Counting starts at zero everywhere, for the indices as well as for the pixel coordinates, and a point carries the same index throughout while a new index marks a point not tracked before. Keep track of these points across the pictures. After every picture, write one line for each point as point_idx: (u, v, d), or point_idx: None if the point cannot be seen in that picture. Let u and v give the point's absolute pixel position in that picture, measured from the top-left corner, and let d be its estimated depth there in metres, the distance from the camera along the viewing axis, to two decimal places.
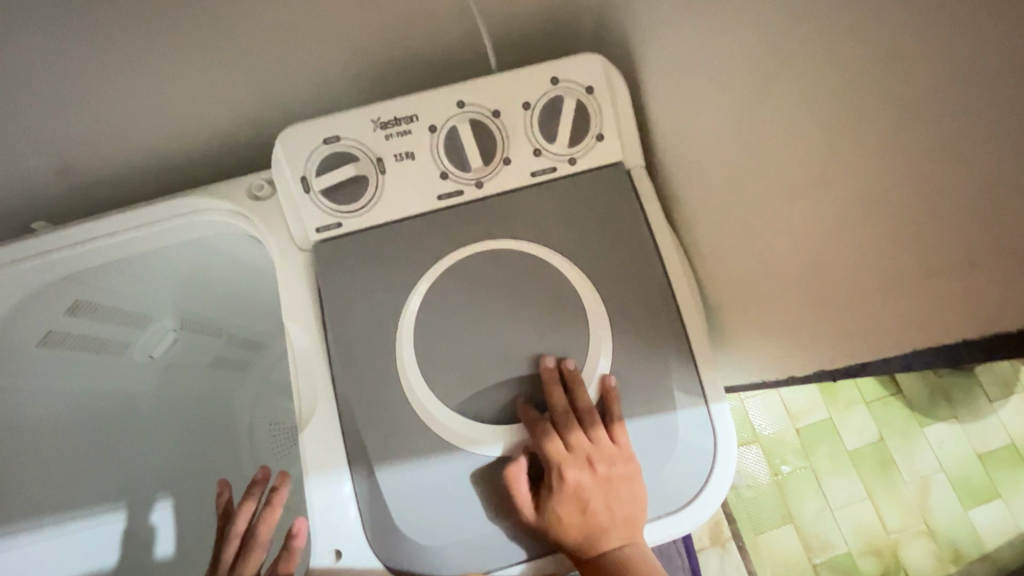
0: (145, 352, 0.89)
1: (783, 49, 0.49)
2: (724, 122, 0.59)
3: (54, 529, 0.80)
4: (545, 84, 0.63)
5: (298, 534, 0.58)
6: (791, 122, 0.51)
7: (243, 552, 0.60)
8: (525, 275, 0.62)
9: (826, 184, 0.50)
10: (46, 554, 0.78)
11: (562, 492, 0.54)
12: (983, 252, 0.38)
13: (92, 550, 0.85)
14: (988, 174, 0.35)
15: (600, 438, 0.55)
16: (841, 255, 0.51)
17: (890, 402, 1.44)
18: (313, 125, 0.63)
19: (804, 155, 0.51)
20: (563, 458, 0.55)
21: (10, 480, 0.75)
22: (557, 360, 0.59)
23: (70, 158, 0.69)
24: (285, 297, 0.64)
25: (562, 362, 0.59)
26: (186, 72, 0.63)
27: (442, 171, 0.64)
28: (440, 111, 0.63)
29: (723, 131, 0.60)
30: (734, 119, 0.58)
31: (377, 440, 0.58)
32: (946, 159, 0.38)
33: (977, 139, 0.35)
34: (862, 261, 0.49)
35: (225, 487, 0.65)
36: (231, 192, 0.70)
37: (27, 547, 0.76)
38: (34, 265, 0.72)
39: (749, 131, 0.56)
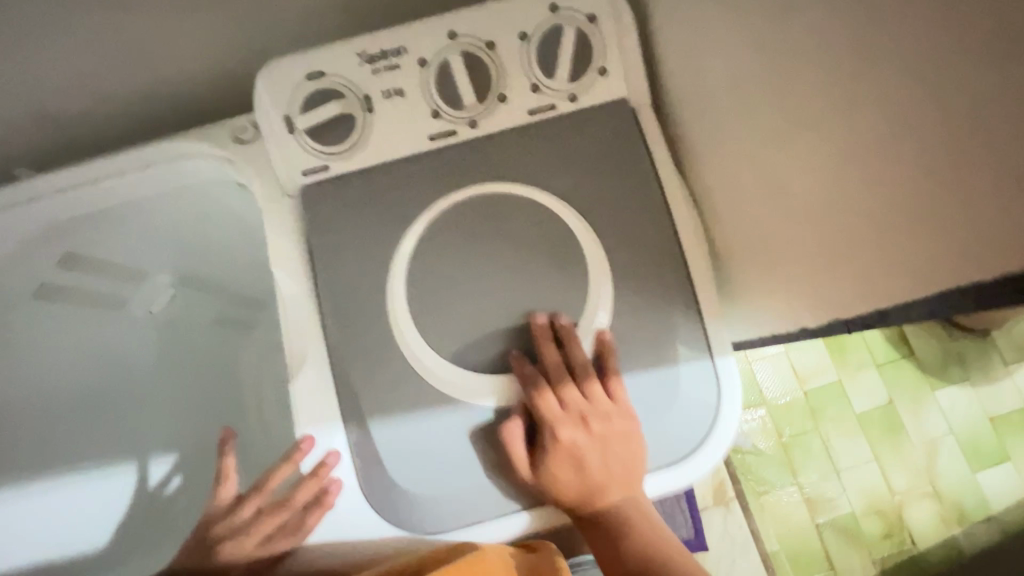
0: (144, 306, 0.90)
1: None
2: (737, 51, 0.54)
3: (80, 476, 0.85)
4: (544, 13, 0.58)
5: (331, 489, 0.55)
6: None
7: (264, 509, 0.56)
8: (521, 221, 0.59)
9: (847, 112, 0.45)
10: (71, 500, 0.84)
11: (557, 451, 0.53)
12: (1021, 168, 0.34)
13: (104, 505, 0.86)
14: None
15: (596, 395, 0.53)
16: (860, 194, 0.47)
17: (902, 365, 1.40)
18: (297, 61, 0.59)
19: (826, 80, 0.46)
20: (555, 416, 0.53)
21: None
22: (549, 316, 0.57)
23: (46, 101, 0.66)
24: (272, 245, 0.61)
25: (554, 318, 0.56)
26: (158, 3, 0.59)
27: (434, 110, 0.60)
28: (431, 43, 0.58)
29: (735, 62, 0.55)
30: (748, 47, 0.53)
31: (369, 391, 0.56)
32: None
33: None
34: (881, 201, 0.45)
35: (230, 438, 0.62)
36: (215, 136, 0.67)
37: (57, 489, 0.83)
38: (22, 212, 0.70)
39: (765, 59, 0.52)
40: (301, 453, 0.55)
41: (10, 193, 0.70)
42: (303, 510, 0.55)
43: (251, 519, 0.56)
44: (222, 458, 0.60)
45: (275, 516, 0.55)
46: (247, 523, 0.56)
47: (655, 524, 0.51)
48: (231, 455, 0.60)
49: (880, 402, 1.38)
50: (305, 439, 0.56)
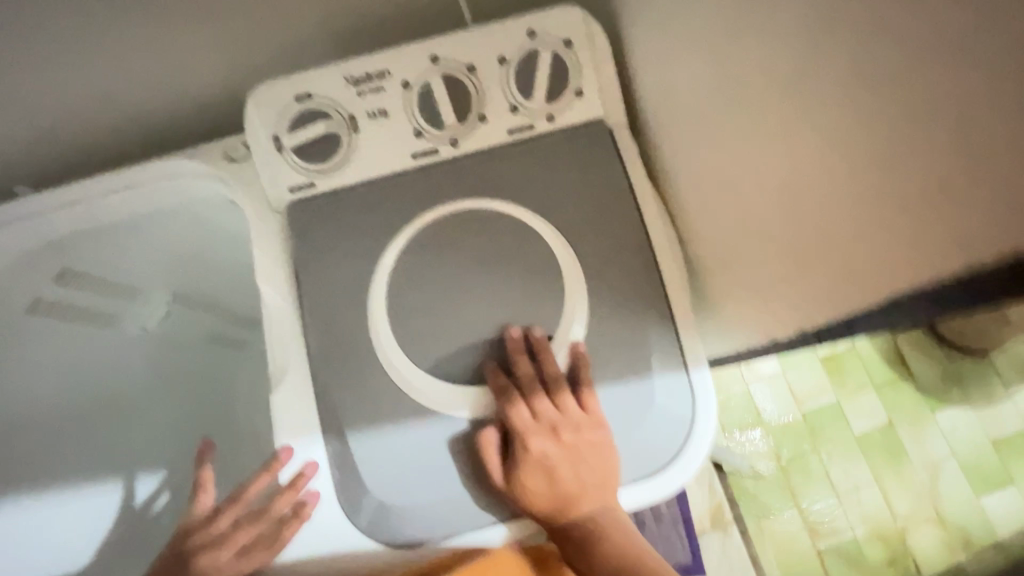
0: (137, 323, 0.89)
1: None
2: (699, 73, 0.56)
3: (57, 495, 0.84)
4: (521, 38, 0.61)
5: (308, 502, 0.55)
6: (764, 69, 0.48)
7: (240, 521, 0.57)
8: (500, 236, 0.60)
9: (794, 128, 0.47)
10: (48, 519, 0.82)
11: (528, 461, 0.53)
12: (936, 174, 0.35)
13: (85, 520, 0.85)
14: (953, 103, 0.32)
15: (567, 405, 0.54)
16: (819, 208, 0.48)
17: (900, 386, 1.39)
18: (285, 84, 0.62)
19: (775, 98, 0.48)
20: (527, 427, 0.53)
21: None
22: (523, 330, 0.57)
23: (48, 123, 0.69)
24: (259, 260, 0.63)
25: (528, 332, 0.57)
26: (156, 31, 0.62)
27: (416, 129, 0.62)
28: (413, 67, 0.61)
29: (699, 83, 0.57)
30: (707, 68, 0.55)
31: (349, 402, 0.57)
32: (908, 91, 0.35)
33: (941, 63, 0.32)
34: (834, 214, 0.46)
35: (208, 449, 0.62)
36: (208, 156, 0.70)
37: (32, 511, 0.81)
38: (20, 228, 0.73)
39: (722, 80, 0.54)
40: (280, 464, 0.56)
41: (10, 209, 0.73)
42: (280, 522, 0.55)
43: (228, 531, 0.56)
44: (199, 469, 0.60)
45: (252, 527, 0.56)
46: (223, 535, 0.56)
47: (630, 535, 0.51)
48: (209, 466, 0.61)
49: (879, 424, 1.37)
50: (284, 451, 0.56)
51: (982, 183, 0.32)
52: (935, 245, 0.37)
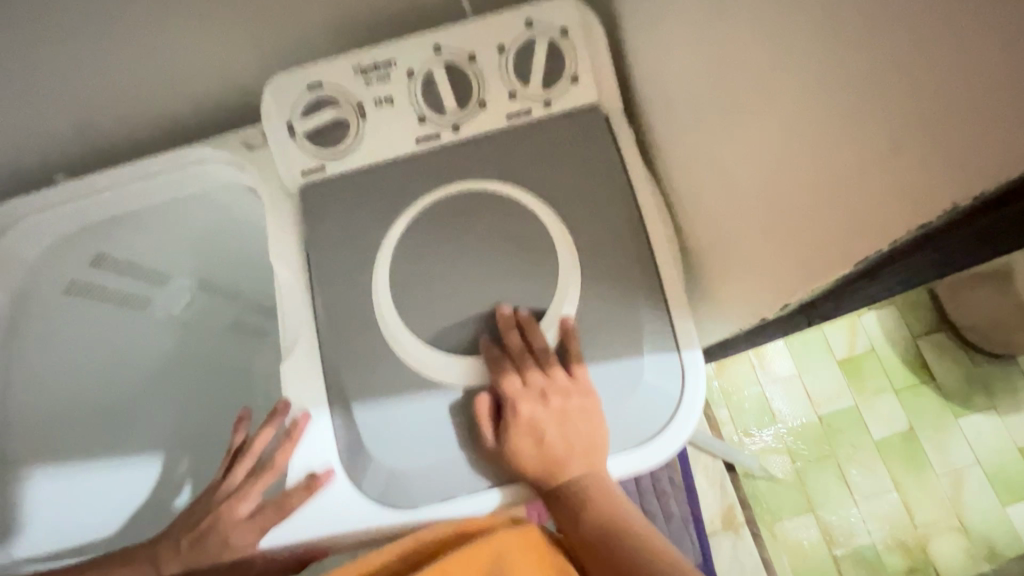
0: (165, 309, 0.96)
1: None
2: (691, 61, 0.59)
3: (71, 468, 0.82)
4: (520, 27, 0.64)
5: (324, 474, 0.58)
6: (742, 51, 0.50)
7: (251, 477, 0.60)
8: (499, 216, 0.63)
9: (774, 108, 0.49)
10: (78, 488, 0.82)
11: (517, 426, 0.55)
12: (897, 136, 0.37)
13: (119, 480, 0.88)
14: (911, 59, 0.34)
15: (553, 374, 0.56)
16: (795, 183, 0.50)
17: (920, 391, 1.35)
18: (299, 74, 0.66)
19: (756, 82, 0.50)
20: (516, 394, 0.56)
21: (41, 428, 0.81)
22: (513, 309, 0.60)
23: (86, 117, 0.75)
24: (273, 240, 0.66)
25: (517, 310, 0.60)
26: (183, 29, 0.67)
27: (420, 115, 0.65)
28: (417, 56, 0.65)
29: (690, 71, 0.59)
30: (697, 57, 0.57)
31: (353, 372, 0.60)
32: (874, 53, 0.37)
33: (899, 29, 0.34)
34: (810, 184, 0.48)
35: (245, 417, 0.66)
36: (228, 144, 0.74)
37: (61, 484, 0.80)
38: (58, 214, 0.79)
39: (710, 67, 0.56)
40: (301, 426, 0.59)
41: (50, 197, 0.79)
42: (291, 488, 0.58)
43: (243, 483, 0.60)
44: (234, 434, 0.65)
45: (264, 479, 0.59)
46: (235, 487, 0.60)
47: (617, 498, 0.53)
48: (241, 432, 0.65)
49: (898, 429, 1.34)
50: (301, 415, 0.60)
51: (939, 131, 0.33)
52: (900, 199, 0.38)
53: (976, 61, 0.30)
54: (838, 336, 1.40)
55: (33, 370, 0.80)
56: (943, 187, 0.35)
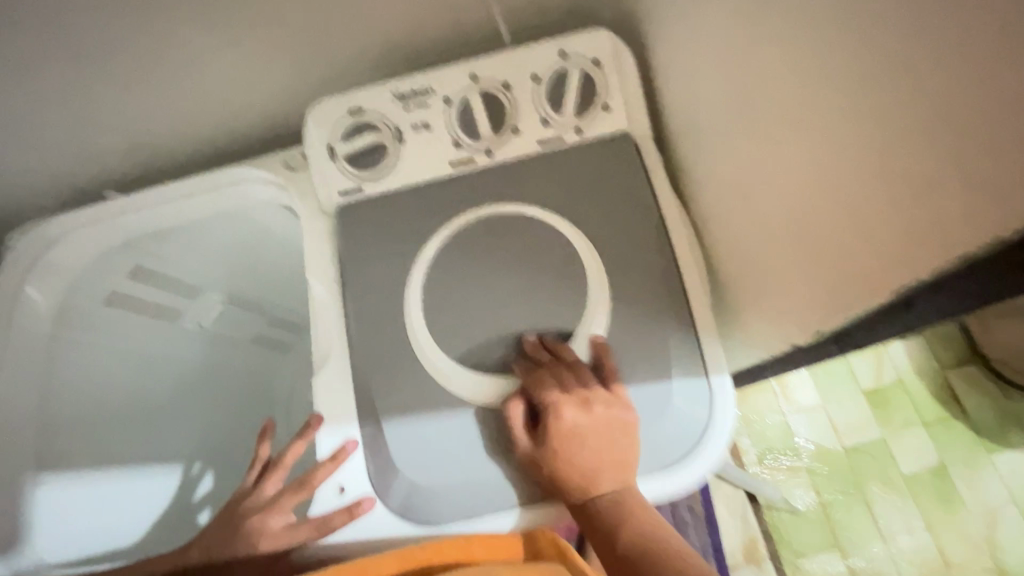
0: (194, 321, 0.97)
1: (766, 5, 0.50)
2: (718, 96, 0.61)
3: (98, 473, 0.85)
4: (553, 57, 0.66)
5: (365, 501, 0.58)
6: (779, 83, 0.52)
7: (282, 492, 0.60)
8: (529, 238, 0.64)
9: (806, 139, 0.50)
10: (100, 490, 0.84)
11: (551, 435, 0.55)
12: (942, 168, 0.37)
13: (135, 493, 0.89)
14: (958, 92, 0.35)
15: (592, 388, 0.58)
16: (829, 212, 0.50)
17: (951, 425, 1.32)
18: (341, 99, 0.69)
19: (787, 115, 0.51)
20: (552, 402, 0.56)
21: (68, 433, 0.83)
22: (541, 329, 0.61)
23: (137, 138, 0.79)
24: (310, 256, 0.68)
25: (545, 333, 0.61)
26: (232, 57, 0.71)
27: (455, 141, 0.68)
28: (454, 84, 0.67)
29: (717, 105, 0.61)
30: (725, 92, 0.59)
31: (384, 388, 0.61)
32: (913, 86, 0.38)
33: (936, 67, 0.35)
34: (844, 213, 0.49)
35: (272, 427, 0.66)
36: (270, 164, 0.77)
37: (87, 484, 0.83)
38: (101, 229, 0.82)
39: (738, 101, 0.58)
40: (346, 453, 0.59)
41: (94, 212, 0.82)
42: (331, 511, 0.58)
43: (274, 498, 0.61)
44: (261, 444, 0.65)
45: (296, 497, 0.59)
46: (267, 500, 0.61)
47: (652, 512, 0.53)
48: (268, 443, 0.66)
49: (929, 464, 1.29)
50: (314, 417, 0.61)
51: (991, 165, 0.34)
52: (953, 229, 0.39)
53: (1021, 94, 0.30)
54: (864, 367, 1.37)
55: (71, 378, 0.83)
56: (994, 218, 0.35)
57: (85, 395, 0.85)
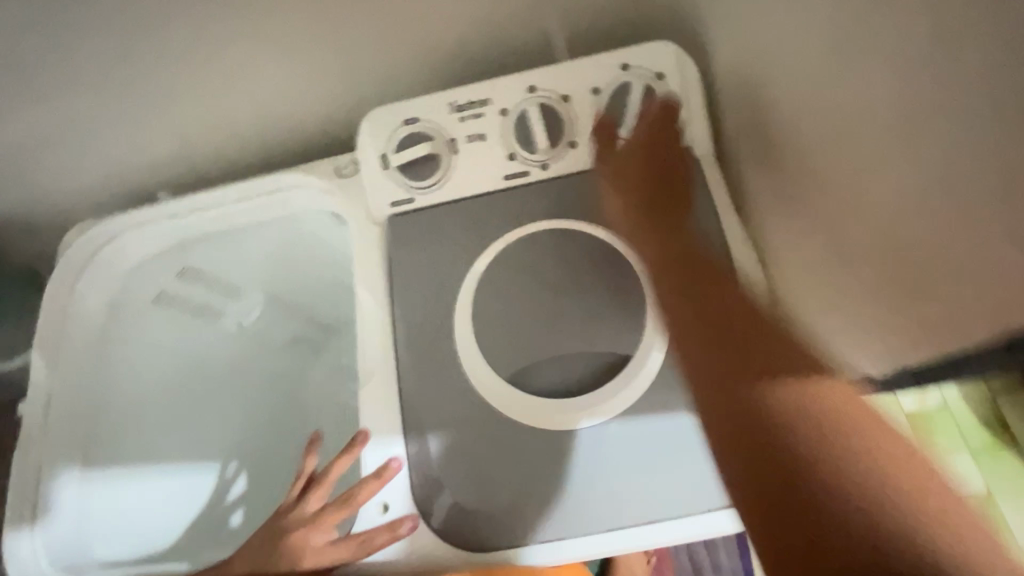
0: (236, 319, 0.94)
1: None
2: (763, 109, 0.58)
3: (129, 473, 0.85)
4: (615, 71, 0.65)
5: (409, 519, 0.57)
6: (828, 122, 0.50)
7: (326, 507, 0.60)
8: (584, 256, 0.62)
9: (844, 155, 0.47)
10: (129, 491, 0.85)
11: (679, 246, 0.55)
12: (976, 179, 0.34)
13: (165, 496, 0.88)
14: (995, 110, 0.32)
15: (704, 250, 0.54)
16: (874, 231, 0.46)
17: (1001, 455, 1.25)
18: (397, 109, 0.68)
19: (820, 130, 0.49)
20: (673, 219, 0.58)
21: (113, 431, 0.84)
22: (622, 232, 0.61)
23: (190, 142, 0.80)
24: (359, 267, 0.68)
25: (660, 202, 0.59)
26: (287, 63, 0.70)
27: (510, 153, 0.66)
28: (512, 96, 0.66)
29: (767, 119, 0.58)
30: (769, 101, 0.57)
31: (431, 406, 0.60)
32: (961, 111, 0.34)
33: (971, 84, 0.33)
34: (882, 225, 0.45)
35: (316, 441, 0.66)
36: (320, 171, 0.77)
37: (114, 485, 0.83)
38: (152, 231, 0.84)
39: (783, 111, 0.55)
40: (391, 471, 0.58)
41: (144, 213, 0.83)
42: (375, 527, 0.57)
43: (317, 513, 0.60)
44: (305, 457, 0.65)
45: (339, 514, 0.59)
46: (310, 514, 0.61)
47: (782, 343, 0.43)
48: (311, 456, 0.65)
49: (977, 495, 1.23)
50: (360, 431, 0.60)
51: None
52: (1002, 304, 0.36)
53: None
54: None
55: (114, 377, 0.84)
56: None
57: (132, 392, 0.87)
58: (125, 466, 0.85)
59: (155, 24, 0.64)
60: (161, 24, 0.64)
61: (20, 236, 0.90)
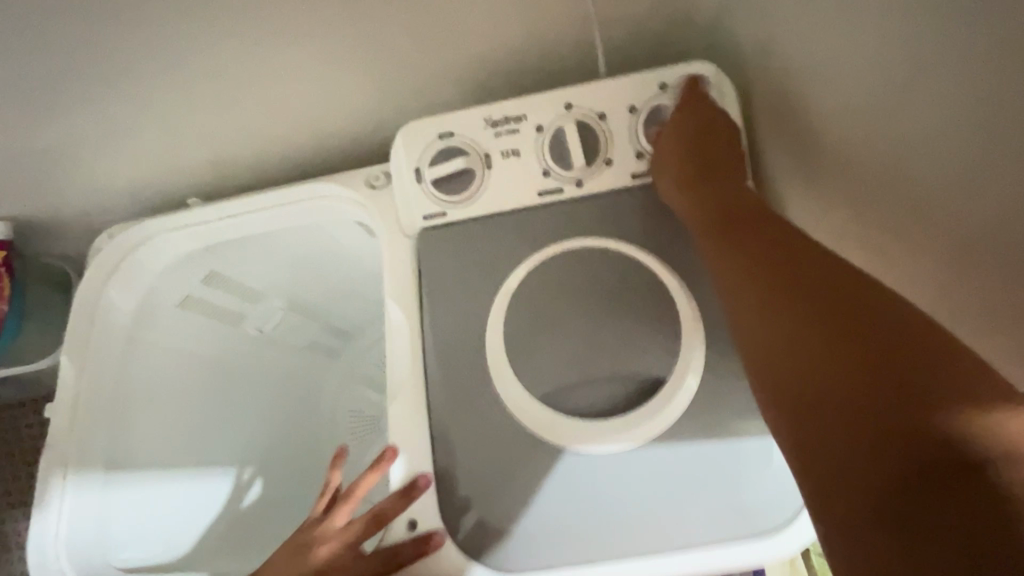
0: (257, 326, 0.98)
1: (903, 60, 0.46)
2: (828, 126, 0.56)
3: (150, 479, 0.85)
4: (652, 90, 0.65)
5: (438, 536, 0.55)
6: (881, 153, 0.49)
7: (353, 522, 0.59)
8: (618, 275, 0.62)
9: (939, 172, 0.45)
10: (150, 496, 0.85)
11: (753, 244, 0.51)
12: None
13: (185, 499, 0.89)
14: None
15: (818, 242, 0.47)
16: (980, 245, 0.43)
17: None
18: (432, 121, 0.68)
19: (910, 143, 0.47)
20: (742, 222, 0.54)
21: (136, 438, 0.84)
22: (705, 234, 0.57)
23: (225, 150, 0.80)
24: (389, 279, 0.67)
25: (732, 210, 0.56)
26: (326, 75, 0.70)
27: (545, 169, 0.66)
28: (549, 112, 0.66)
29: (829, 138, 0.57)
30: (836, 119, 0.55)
31: (461, 423, 0.60)
32: None
33: None
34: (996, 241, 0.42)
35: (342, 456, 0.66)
36: (351, 181, 0.77)
37: (136, 490, 0.83)
38: (181, 235, 0.84)
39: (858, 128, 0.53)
40: (420, 488, 0.57)
41: (172, 218, 0.83)
42: (402, 543, 0.56)
43: (344, 528, 0.59)
44: (332, 471, 0.65)
45: (365, 530, 0.58)
46: (337, 530, 0.60)
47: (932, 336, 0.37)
48: (339, 470, 0.65)
49: None
50: (388, 447, 0.60)
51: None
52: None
53: None
54: None
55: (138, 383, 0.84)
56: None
57: (157, 398, 0.87)
58: (144, 472, 0.84)
59: (201, 38, 0.63)
60: (207, 39, 0.63)
61: (52, 237, 0.90)
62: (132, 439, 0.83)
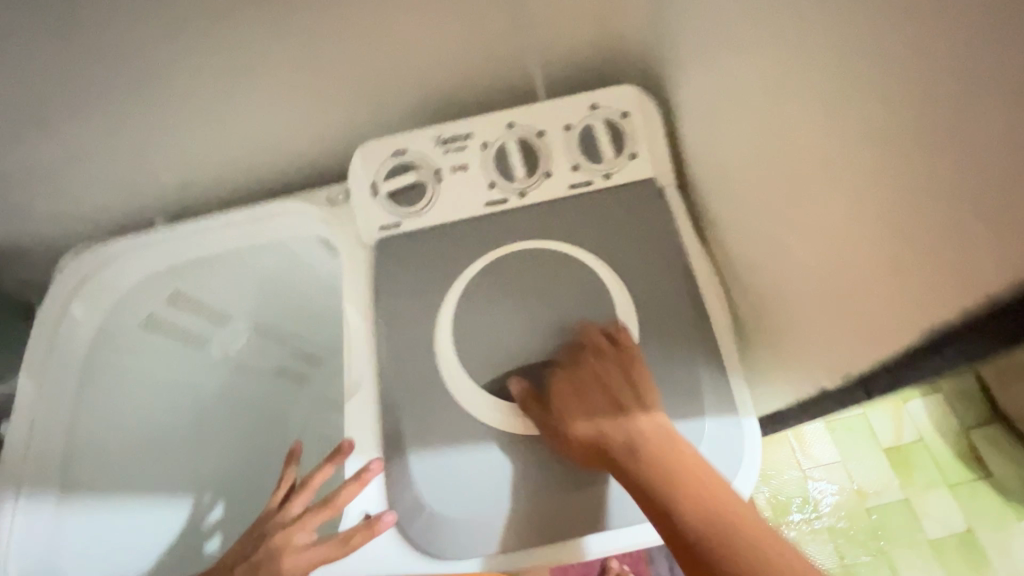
0: (222, 348, 0.99)
1: (774, 75, 0.55)
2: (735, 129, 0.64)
3: (103, 503, 0.83)
4: (585, 109, 0.72)
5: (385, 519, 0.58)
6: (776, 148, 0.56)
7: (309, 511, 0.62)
8: (558, 273, 0.67)
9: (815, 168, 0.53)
10: (101, 523, 0.83)
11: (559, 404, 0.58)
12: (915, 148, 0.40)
13: (139, 528, 0.87)
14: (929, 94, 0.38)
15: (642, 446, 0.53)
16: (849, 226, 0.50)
17: (977, 488, 1.25)
18: (387, 141, 0.74)
19: (792, 136, 0.55)
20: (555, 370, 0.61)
21: (93, 455, 0.83)
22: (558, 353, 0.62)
23: (191, 173, 0.84)
24: (348, 286, 0.72)
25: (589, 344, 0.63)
26: (289, 101, 0.76)
27: (490, 182, 0.72)
28: (493, 131, 0.73)
29: (736, 136, 0.64)
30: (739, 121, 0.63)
31: (412, 414, 0.62)
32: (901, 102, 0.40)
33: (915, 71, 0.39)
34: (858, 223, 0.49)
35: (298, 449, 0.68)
36: (314, 200, 0.82)
37: (86, 515, 0.81)
38: (148, 254, 0.87)
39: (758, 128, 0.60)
40: (371, 473, 0.60)
41: (140, 238, 0.87)
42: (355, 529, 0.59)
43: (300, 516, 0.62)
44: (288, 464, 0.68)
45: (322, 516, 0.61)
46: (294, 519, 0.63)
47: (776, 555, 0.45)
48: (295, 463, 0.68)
49: (955, 528, 1.22)
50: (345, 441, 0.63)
51: (970, 231, 0.37)
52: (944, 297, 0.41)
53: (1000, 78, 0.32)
54: (885, 424, 1.31)
55: (95, 401, 0.84)
56: (980, 282, 0.38)
57: (115, 414, 0.87)
58: (96, 495, 0.83)
59: (170, 68, 0.69)
60: (176, 68, 0.69)
61: (15, 264, 0.92)
62: (88, 456, 0.83)
